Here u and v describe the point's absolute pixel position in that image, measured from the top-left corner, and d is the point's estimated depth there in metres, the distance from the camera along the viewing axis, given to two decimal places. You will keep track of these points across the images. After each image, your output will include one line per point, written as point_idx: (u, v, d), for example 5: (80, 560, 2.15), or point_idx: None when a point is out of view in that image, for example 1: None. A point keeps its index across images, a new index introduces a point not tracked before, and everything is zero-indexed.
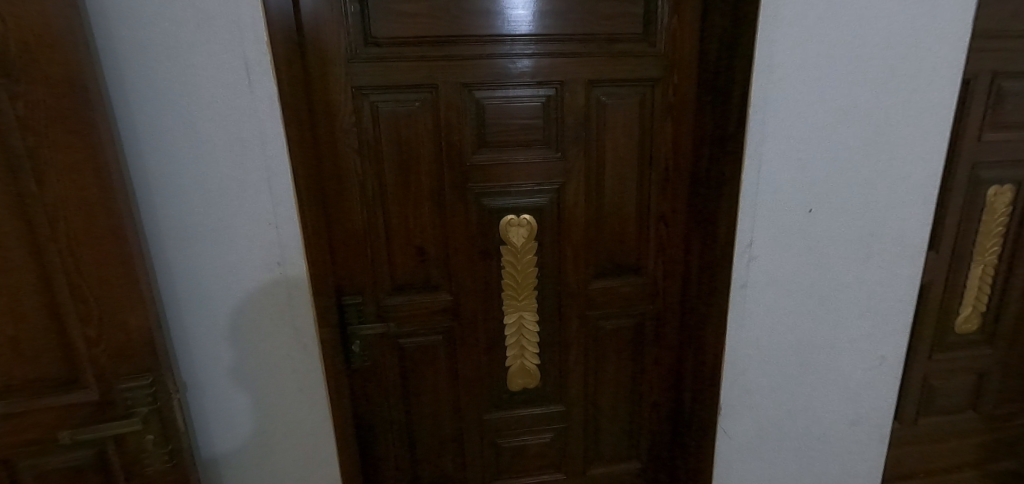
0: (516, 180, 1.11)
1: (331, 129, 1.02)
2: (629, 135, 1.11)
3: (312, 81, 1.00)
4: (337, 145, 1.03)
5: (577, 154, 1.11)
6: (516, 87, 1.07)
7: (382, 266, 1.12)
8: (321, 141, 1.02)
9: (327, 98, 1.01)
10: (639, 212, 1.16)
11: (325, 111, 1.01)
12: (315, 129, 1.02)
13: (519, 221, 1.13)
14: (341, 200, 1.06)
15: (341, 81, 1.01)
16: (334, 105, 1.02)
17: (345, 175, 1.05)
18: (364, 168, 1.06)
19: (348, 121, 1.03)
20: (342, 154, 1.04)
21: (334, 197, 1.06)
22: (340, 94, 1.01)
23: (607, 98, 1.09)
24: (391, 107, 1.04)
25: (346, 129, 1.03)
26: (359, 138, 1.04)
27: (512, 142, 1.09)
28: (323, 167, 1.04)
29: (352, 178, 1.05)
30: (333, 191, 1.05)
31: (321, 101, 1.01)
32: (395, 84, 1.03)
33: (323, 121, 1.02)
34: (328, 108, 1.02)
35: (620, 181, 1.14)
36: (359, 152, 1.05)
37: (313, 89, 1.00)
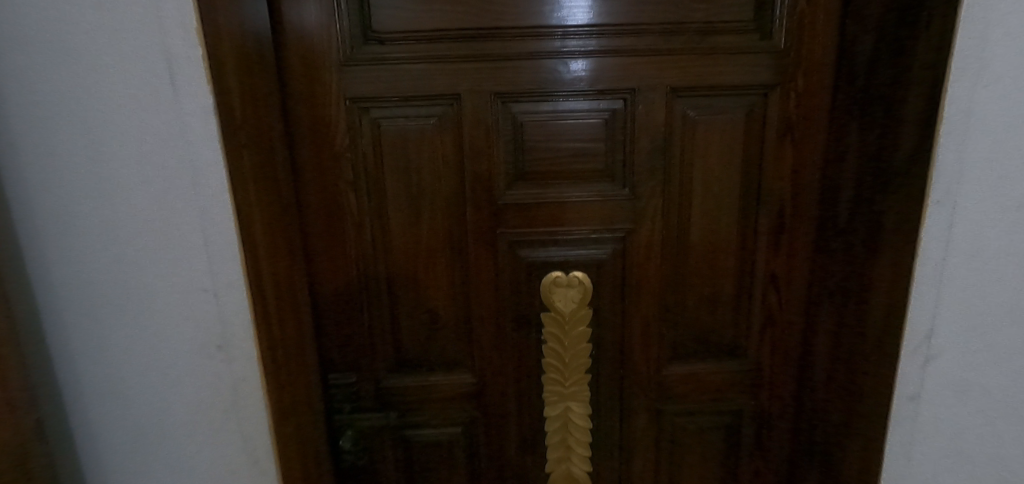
0: (564, 225, 0.81)
1: (317, 155, 0.77)
2: (726, 165, 0.79)
3: (294, 90, 0.75)
4: (325, 176, 0.78)
5: (653, 191, 0.79)
6: (570, 100, 0.77)
7: (380, 335, 0.84)
8: (304, 170, 0.77)
9: (313, 113, 0.76)
10: (737, 271, 0.83)
11: (309, 130, 0.76)
12: (298, 156, 0.77)
13: (568, 280, 0.82)
14: (332, 249, 0.80)
15: (331, 91, 0.75)
16: (322, 123, 0.76)
17: (336, 216, 0.79)
18: (362, 207, 0.79)
19: (341, 144, 0.77)
20: (332, 190, 0.78)
21: (320, 244, 0.80)
22: (330, 108, 0.76)
23: (697, 114, 0.77)
24: (399, 127, 0.77)
25: (338, 155, 0.77)
26: (356, 168, 0.78)
27: (562, 174, 0.79)
28: (307, 205, 0.78)
29: (346, 220, 0.79)
30: (319, 235, 0.80)
31: (306, 117, 0.76)
32: (404, 94, 0.75)
33: (308, 143, 0.76)
34: (315, 127, 0.76)
35: (712, 228, 0.81)
36: (353, 186, 0.78)
37: (294, 102, 0.75)
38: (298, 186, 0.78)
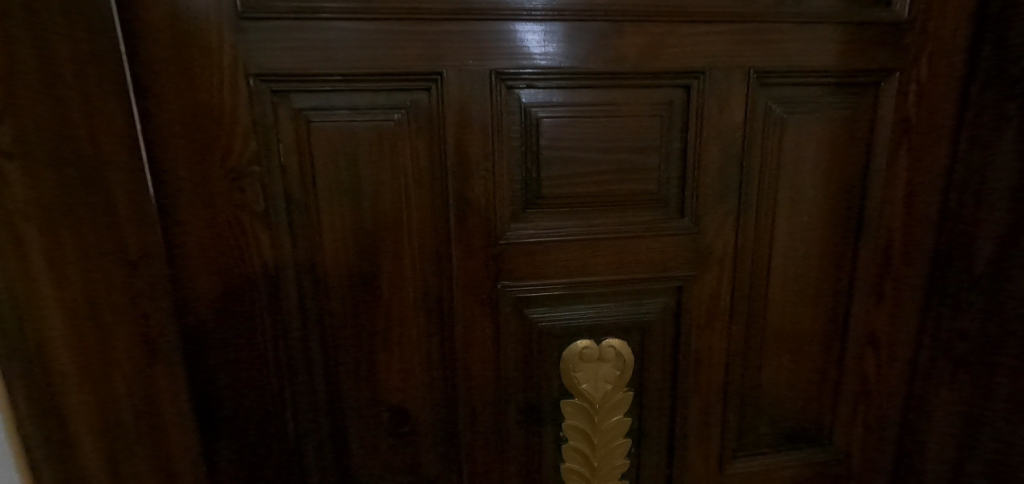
0: (596, 273, 0.55)
1: (199, 170, 0.46)
2: (819, 185, 0.56)
3: (150, 56, 0.43)
4: (216, 205, 0.47)
5: (722, 223, 0.55)
6: (609, 87, 0.51)
7: (314, 452, 0.54)
8: (175, 196, 0.46)
9: (188, 100, 0.44)
10: (827, 329, 0.60)
11: (182, 128, 0.45)
12: (162, 171, 0.45)
13: (600, 352, 0.56)
14: (229, 323, 0.49)
15: (218, 62, 0.44)
16: (205, 116, 0.45)
17: (236, 270, 0.48)
18: (282, 254, 0.49)
19: (241, 152, 0.46)
20: (228, 228, 0.47)
21: (207, 316, 0.48)
22: (219, 90, 0.44)
23: (785, 111, 0.54)
24: (342, 125, 0.48)
25: (237, 171, 0.46)
26: (269, 191, 0.47)
27: (594, 199, 0.53)
28: (182, 254, 0.47)
29: (253, 277, 0.49)
30: (205, 303, 0.48)
31: (174, 106, 0.44)
32: (351, 71, 0.46)
33: (181, 152, 0.45)
34: (192, 122, 0.45)
35: (797, 272, 0.58)
36: (266, 220, 0.48)
37: (150, 78, 0.43)
38: (163, 222, 0.46)
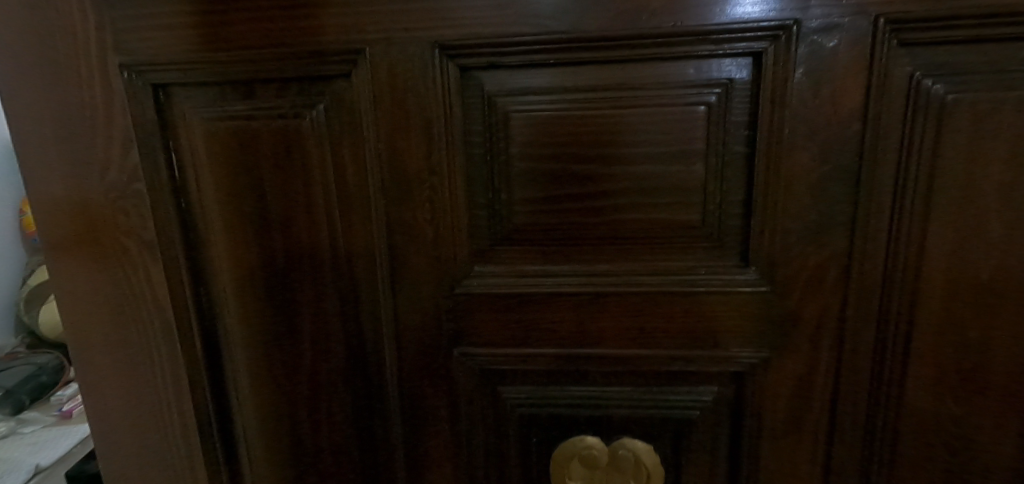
0: (603, 344, 0.36)
1: (78, 185, 0.36)
2: (1012, 217, 0.32)
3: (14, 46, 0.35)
4: (100, 230, 0.37)
5: (818, 275, 0.34)
6: (622, 61, 0.33)
7: None
8: (59, 218, 0.37)
9: (58, 99, 0.35)
10: (1008, 458, 0.36)
11: (57, 135, 0.36)
12: (41, 187, 0.37)
13: (612, 455, 0.38)
14: (128, 374, 0.40)
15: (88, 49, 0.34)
16: (79, 120, 0.35)
17: (130, 311, 0.39)
18: (178, 294, 0.38)
19: (121, 164, 0.36)
20: (116, 259, 0.38)
21: (104, 362, 0.40)
22: (92, 85, 0.35)
23: (944, 91, 0.31)
24: (240, 129, 0.35)
25: (117, 189, 0.36)
26: (157, 214, 0.37)
27: (598, 234, 0.35)
28: (71, 287, 0.39)
29: (148, 320, 0.39)
30: (100, 347, 0.40)
31: (45, 108, 0.36)
32: (246, 54, 0.34)
33: (58, 165, 0.37)
34: (67, 126, 0.36)
35: (954, 362, 0.35)
36: (156, 252, 0.37)
37: (18, 74, 0.35)
38: (50, 249, 0.38)
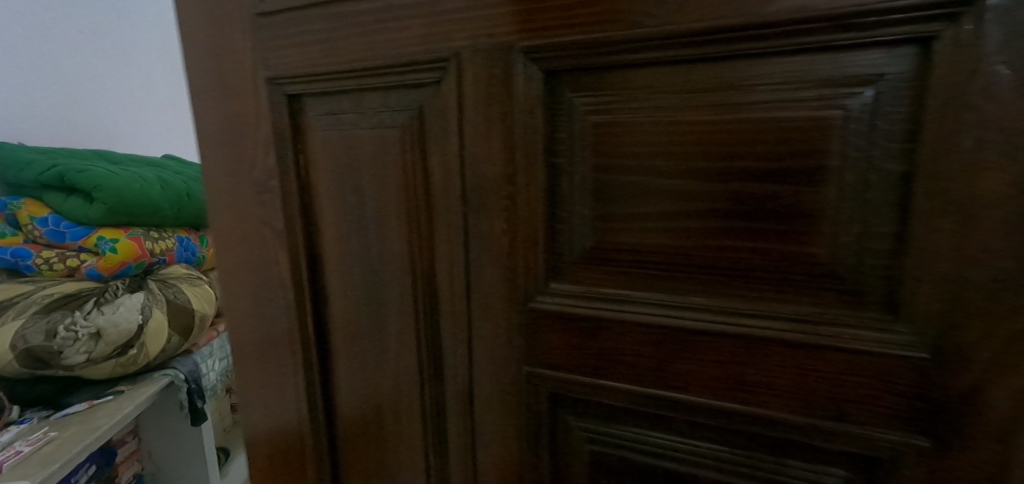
0: (687, 390, 0.31)
1: (232, 179, 0.43)
2: None
3: (193, 64, 0.42)
4: (245, 218, 0.43)
5: (1010, 347, 0.24)
6: (729, 58, 0.26)
7: None
8: (219, 206, 0.44)
9: (219, 107, 0.42)
10: None
11: (220, 136, 0.42)
12: (208, 179, 0.44)
13: None
14: (259, 345, 0.46)
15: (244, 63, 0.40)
16: (236, 123, 0.41)
17: (263, 291, 0.44)
18: (298, 279, 0.43)
19: (263, 162, 0.41)
20: (256, 244, 0.43)
21: (245, 333, 0.46)
22: (246, 95, 0.40)
23: None
24: (350, 135, 0.38)
25: (259, 185, 0.42)
26: (286, 207, 0.41)
27: (689, 265, 0.29)
28: (225, 265, 0.45)
29: (275, 300, 0.44)
30: (241, 320, 0.46)
31: (212, 115, 0.42)
32: (358, 65, 0.36)
33: (219, 162, 0.43)
34: (225, 131, 0.42)
35: None
36: (284, 240, 0.42)
37: (198, 85, 0.42)
38: (214, 232, 0.45)
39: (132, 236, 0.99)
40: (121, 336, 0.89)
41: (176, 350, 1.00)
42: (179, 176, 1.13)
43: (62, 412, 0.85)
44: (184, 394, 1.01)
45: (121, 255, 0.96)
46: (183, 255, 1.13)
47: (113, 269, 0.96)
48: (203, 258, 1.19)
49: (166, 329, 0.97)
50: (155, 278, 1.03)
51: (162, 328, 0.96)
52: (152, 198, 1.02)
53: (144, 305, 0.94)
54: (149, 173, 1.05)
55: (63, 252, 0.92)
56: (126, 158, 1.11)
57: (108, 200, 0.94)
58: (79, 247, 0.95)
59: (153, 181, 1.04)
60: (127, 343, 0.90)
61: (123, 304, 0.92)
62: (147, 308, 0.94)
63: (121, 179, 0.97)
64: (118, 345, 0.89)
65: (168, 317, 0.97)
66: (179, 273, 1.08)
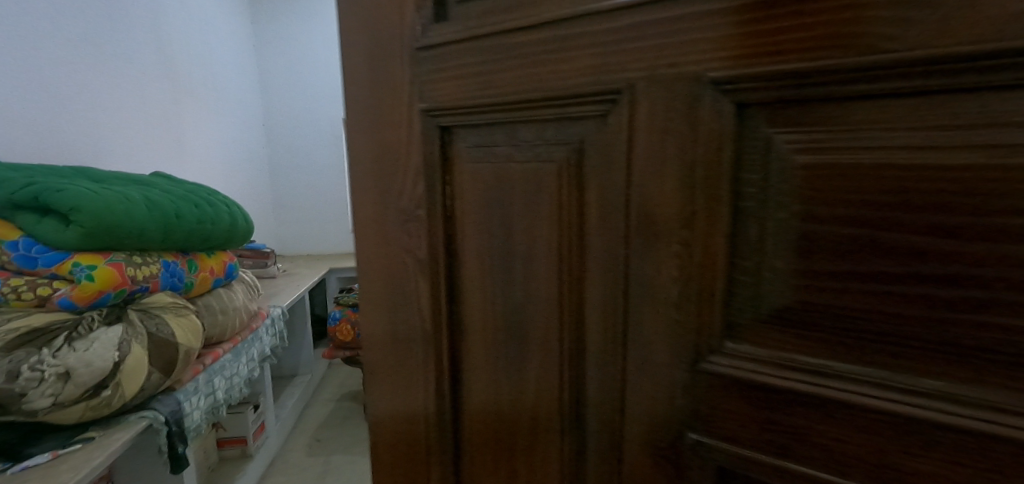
0: None
1: (380, 206, 0.43)
2: None
3: (353, 96, 0.43)
4: (390, 246, 0.43)
5: None
6: (998, 88, 0.21)
7: None
8: (365, 235, 0.45)
9: (374, 137, 0.43)
10: None
11: (373, 165, 0.43)
12: (358, 209, 0.45)
13: None
14: (393, 375, 0.45)
15: (399, 97, 0.40)
16: (388, 154, 0.42)
17: (402, 320, 0.44)
18: (438, 311, 0.42)
19: (411, 192, 0.41)
20: (399, 271, 0.43)
21: (381, 364, 0.46)
22: (399, 126, 0.41)
23: None
24: (502, 167, 0.37)
25: (405, 214, 0.42)
26: (432, 238, 0.41)
27: (922, 338, 0.24)
28: (365, 292, 0.46)
29: (412, 331, 0.43)
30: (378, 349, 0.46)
31: (366, 145, 0.43)
32: (515, 96, 0.35)
33: (369, 190, 0.44)
34: (377, 160, 0.43)
35: None
36: (426, 271, 0.41)
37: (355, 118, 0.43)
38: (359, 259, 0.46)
39: (111, 262, 0.92)
40: (91, 377, 0.81)
41: (156, 386, 0.95)
42: (166, 198, 1.09)
43: (21, 465, 0.75)
44: (162, 438, 0.94)
45: (98, 284, 0.89)
46: (168, 282, 1.06)
47: (89, 298, 0.88)
48: (191, 284, 1.14)
49: (145, 364, 0.90)
50: (136, 307, 0.96)
51: (141, 365, 0.90)
52: (137, 219, 0.96)
53: (121, 341, 0.87)
54: (136, 194, 1.00)
55: (34, 280, 0.86)
56: (111, 179, 1.07)
57: (86, 222, 0.87)
58: (52, 273, 0.88)
59: (139, 202, 0.99)
60: (100, 383, 0.84)
61: (98, 339, 0.84)
62: (124, 343, 0.87)
63: (103, 198, 0.91)
64: (89, 385, 0.82)
65: (148, 353, 0.91)
66: (163, 302, 1.01)
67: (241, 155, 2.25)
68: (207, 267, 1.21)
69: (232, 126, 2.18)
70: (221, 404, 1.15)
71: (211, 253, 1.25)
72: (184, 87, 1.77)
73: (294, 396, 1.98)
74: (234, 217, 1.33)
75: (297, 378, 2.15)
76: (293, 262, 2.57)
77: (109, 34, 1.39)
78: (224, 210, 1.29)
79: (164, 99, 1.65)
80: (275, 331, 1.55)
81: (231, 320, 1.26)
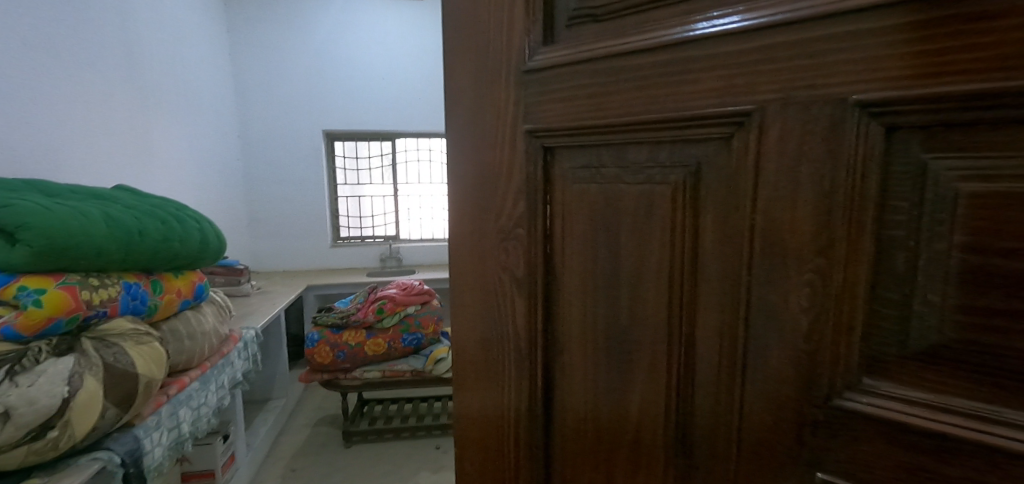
0: None
1: (477, 225, 0.44)
2: None
3: (456, 117, 0.44)
4: (487, 263, 0.43)
5: None
6: None
7: None
8: (460, 249, 0.45)
9: (474, 157, 0.43)
10: None
11: (472, 182, 0.44)
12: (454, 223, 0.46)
13: None
14: (483, 392, 0.45)
15: (503, 116, 0.41)
16: (489, 172, 0.42)
17: (495, 337, 0.44)
18: (534, 331, 0.41)
19: (511, 211, 0.41)
20: (494, 288, 0.43)
21: (468, 378, 0.46)
22: (502, 147, 0.42)
23: None
24: (610, 188, 0.37)
25: (503, 232, 0.42)
26: (531, 257, 0.41)
27: None
28: (456, 308, 0.47)
29: (504, 350, 0.43)
30: (467, 363, 0.46)
31: (465, 164, 0.44)
32: (629, 118, 0.35)
33: (466, 208, 0.44)
34: (477, 179, 0.43)
35: None
36: (524, 290, 0.41)
37: (458, 136, 0.44)
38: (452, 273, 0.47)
39: (64, 285, 0.85)
40: (35, 416, 0.74)
41: (111, 424, 0.86)
42: (129, 214, 1.01)
43: None
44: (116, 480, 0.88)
45: (47, 309, 0.81)
46: (127, 306, 1.00)
47: (37, 327, 0.81)
48: (153, 308, 1.10)
49: (99, 401, 0.82)
50: (90, 335, 0.89)
51: (95, 401, 0.82)
52: (92, 237, 0.89)
53: (70, 375, 0.79)
54: (93, 211, 0.93)
55: None
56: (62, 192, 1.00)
57: (36, 242, 0.80)
58: None
59: (98, 220, 0.92)
60: (44, 424, 0.76)
61: (43, 373, 0.77)
62: (75, 377, 0.80)
63: (53, 214, 0.84)
64: (31, 427, 0.74)
65: (104, 386, 0.83)
66: (121, 329, 0.93)
67: (208, 169, 2.42)
68: (173, 288, 1.17)
69: (201, 132, 2.36)
70: (185, 436, 1.14)
71: (180, 274, 1.22)
72: (152, 97, 1.94)
73: (265, 425, 2.15)
74: (205, 234, 1.27)
75: (269, 401, 2.35)
76: (269, 280, 2.69)
77: (65, 50, 1.47)
78: (193, 227, 1.22)
79: (132, 115, 1.81)
80: (247, 355, 1.63)
81: (197, 346, 1.23)
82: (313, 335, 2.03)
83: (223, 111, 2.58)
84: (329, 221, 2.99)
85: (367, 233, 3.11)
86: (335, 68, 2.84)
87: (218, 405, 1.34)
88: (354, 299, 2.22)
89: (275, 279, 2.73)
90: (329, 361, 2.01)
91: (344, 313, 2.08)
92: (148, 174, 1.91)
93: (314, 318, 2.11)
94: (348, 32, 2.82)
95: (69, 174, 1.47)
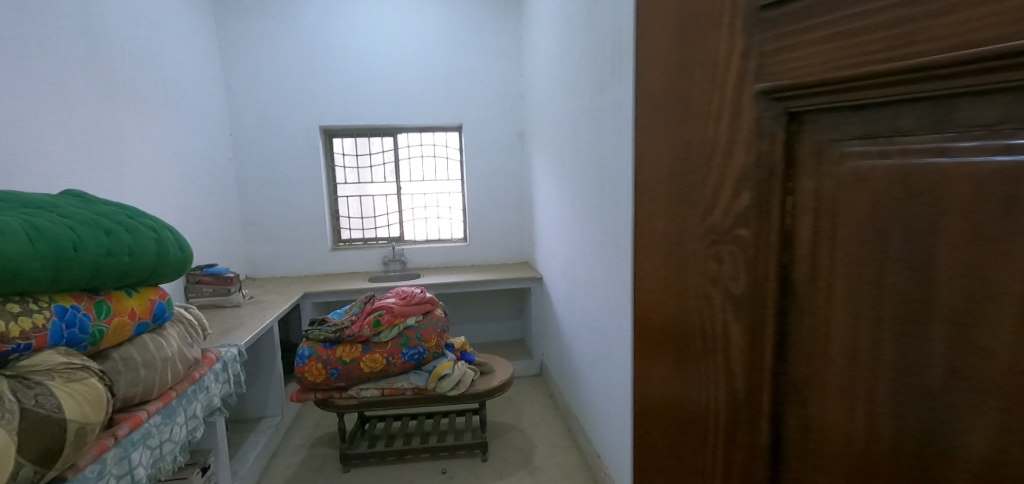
0: None
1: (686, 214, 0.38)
2: None
3: (659, 93, 0.39)
4: (688, 270, 0.38)
5: None
6: None
7: None
8: (652, 253, 0.42)
9: (680, 137, 0.38)
10: None
11: (671, 178, 0.39)
12: (644, 225, 0.42)
13: None
14: (681, 410, 0.41)
15: (711, 97, 0.35)
16: (696, 156, 0.36)
17: (693, 355, 0.39)
18: (757, 354, 0.34)
19: (728, 205, 0.35)
20: (693, 298, 0.38)
21: (660, 390, 0.43)
22: (713, 123, 0.35)
23: None
24: (910, 168, 0.26)
25: (720, 228, 0.35)
26: (757, 265, 0.33)
27: None
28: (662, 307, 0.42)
29: (712, 360, 0.37)
30: (660, 375, 0.42)
31: (670, 147, 0.39)
32: (950, 59, 0.23)
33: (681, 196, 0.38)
34: (687, 163, 0.37)
35: None
36: (745, 302, 0.34)
37: (652, 130, 0.40)
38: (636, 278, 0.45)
39: None
40: None
41: (31, 481, 0.83)
42: (61, 224, 0.98)
43: None
44: None
45: None
46: (60, 335, 0.96)
47: None
48: (99, 333, 1.06)
49: (14, 454, 0.78)
50: (12, 373, 0.86)
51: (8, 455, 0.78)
52: (7, 252, 0.85)
53: None
54: (13, 222, 0.90)
55: None
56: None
57: None
58: None
59: (17, 234, 0.88)
60: None
61: None
62: None
63: None
64: None
65: (18, 437, 0.79)
66: (49, 363, 0.91)
67: (195, 170, 2.24)
68: (126, 310, 1.13)
69: (190, 133, 2.21)
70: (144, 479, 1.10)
71: (135, 293, 1.18)
72: (124, 91, 1.77)
73: (258, 446, 1.98)
74: (161, 243, 1.20)
75: (263, 420, 2.17)
76: (262, 288, 2.52)
77: (14, 49, 1.31)
78: (148, 236, 1.16)
79: (100, 113, 1.63)
80: (226, 376, 1.53)
81: (157, 373, 1.18)
82: (302, 352, 1.86)
83: (212, 109, 2.44)
84: (327, 223, 2.83)
85: (369, 235, 2.95)
86: (327, 60, 2.67)
87: (187, 438, 1.29)
88: (348, 310, 2.03)
89: (267, 287, 2.55)
90: (321, 379, 1.85)
91: (337, 326, 1.90)
92: (124, 177, 1.73)
93: (305, 331, 1.94)
94: (338, 21, 2.64)
95: (21, 182, 1.31)
